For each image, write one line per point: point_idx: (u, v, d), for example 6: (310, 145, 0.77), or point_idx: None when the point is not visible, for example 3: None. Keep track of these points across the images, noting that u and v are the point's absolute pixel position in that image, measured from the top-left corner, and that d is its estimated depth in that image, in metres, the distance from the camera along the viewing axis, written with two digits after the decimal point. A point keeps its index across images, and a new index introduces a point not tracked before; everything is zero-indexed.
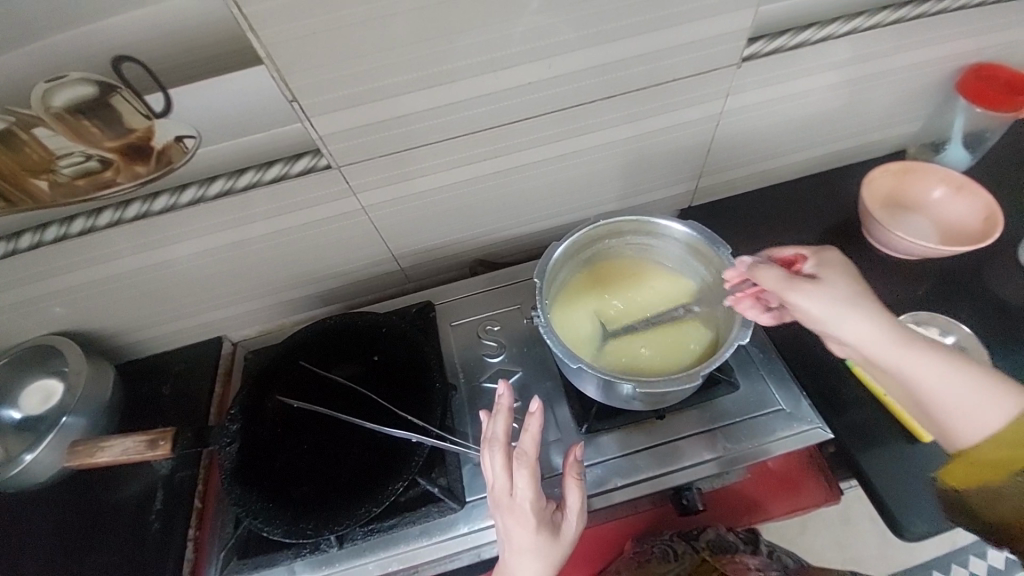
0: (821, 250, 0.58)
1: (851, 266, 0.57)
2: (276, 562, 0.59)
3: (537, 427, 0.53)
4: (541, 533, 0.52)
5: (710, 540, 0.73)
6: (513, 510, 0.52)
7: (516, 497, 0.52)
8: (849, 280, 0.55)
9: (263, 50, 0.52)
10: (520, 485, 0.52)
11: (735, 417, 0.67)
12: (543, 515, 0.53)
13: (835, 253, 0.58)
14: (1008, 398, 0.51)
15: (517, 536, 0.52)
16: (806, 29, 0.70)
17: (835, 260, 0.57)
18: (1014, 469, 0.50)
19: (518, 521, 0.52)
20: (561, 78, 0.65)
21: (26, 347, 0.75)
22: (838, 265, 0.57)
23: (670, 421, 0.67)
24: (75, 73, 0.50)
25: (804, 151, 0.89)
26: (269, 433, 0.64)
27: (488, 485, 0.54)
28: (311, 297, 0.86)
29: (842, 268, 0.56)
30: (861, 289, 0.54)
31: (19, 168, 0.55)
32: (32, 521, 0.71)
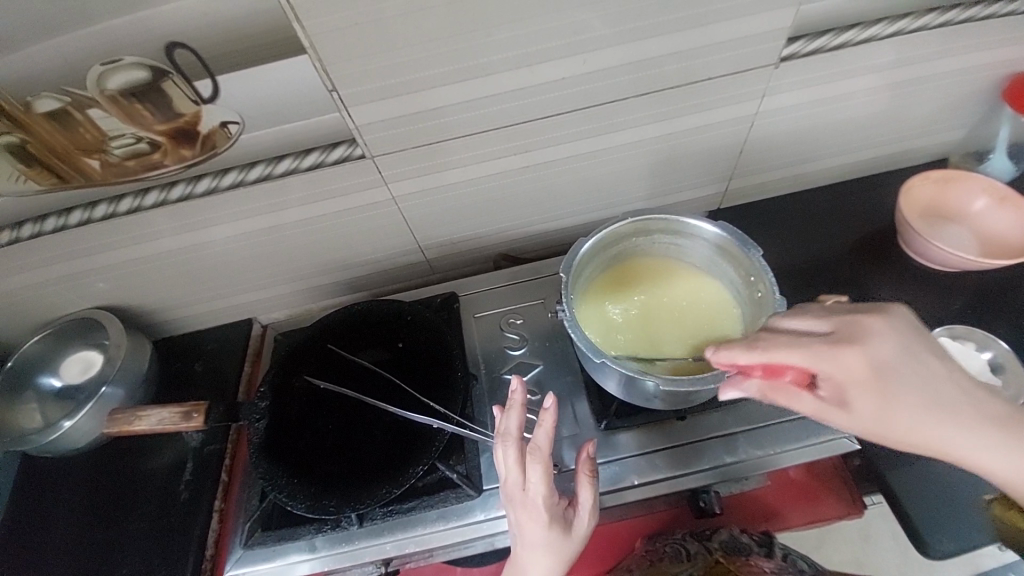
0: (835, 364, 0.49)
1: (873, 374, 0.49)
2: (298, 536, 0.61)
3: (553, 423, 0.53)
4: (553, 528, 0.53)
5: (724, 541, 0.69)
6: (525, 502, 0.53)
7: (529, 491, 0.52)
8: (878, 386, 0.49)
9: (307, 40, 0.54)
10: (534, 479, 0.52)
11: (755, 422, 0.66)
12: (554, 510, 0.53)
13: (852, 361, 0.48)
14: None
15: (528, 529, 0.53)
16: (848, 29, 0.68)
17: (863, 363, 0.48)
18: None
19: (529, 515, 0.53)
20: (593, 74, 0.65)
21: (70, 320, 0.79)
22: (866, 362, 0.48)
23: (690, 422, 0.66)
24: (131, 57, 0.52)
25: (841, 155, 0.87)
26: (295, 413, 0.66)
27: (502, 478, 0.54)
28: (338, 283, 0.88)
29: (860, 379, 0.49)
30: (890, 397, 0.49)
31: (73, 147, 0.58)
32: (72, 484, 0.75)
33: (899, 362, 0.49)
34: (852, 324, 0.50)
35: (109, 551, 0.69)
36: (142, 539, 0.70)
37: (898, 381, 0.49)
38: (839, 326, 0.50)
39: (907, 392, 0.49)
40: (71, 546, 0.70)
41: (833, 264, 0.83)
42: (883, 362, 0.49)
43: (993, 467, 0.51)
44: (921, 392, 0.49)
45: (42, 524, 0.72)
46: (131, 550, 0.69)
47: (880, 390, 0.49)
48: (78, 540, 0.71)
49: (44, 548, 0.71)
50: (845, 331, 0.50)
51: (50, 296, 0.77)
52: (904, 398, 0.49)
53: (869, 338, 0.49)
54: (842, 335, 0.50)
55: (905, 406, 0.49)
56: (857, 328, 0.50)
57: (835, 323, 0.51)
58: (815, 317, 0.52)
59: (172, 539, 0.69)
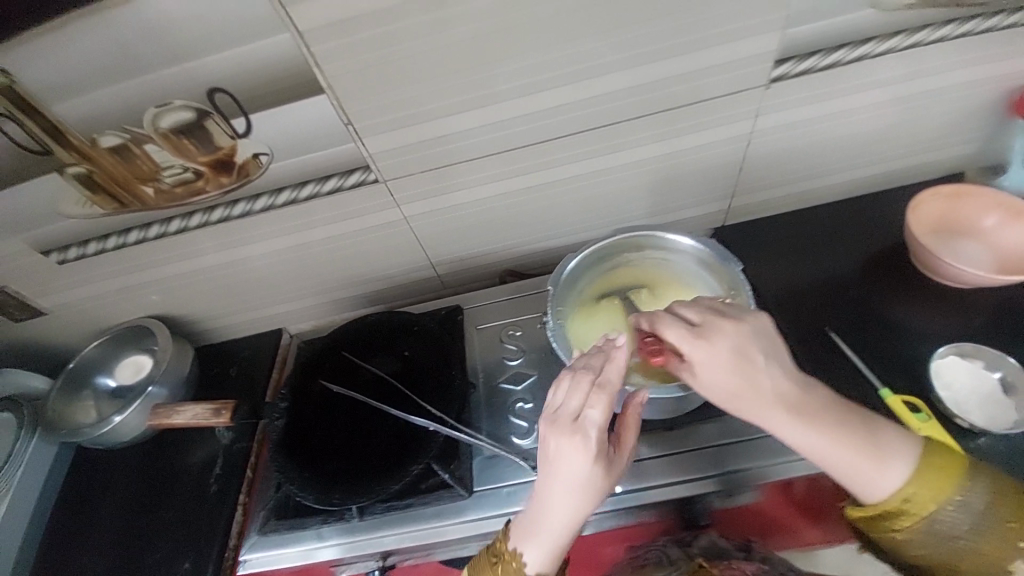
0: (690, 346, 0.57)
1: (726, 362, 0.56)
2: (306, 526, 0.66)
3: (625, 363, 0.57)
4: (598, 462, 0.55)
5: (704, 546, 0.66)
6: (579, 431, 0.55)
7: (587, 420, 0.55)
8: (729, 373, 0.56)
9: (325, 81, 0.62)
10: (596, 409, 0.55)
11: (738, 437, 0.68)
12: (602, 446, 0.56)
13: (707, 347, 0.56)
14: (894, 464, 0.55)
15: (570, 460, 0.55)
16: (839, 49, 0.69)
17: (717, 353, 0.56)
18: (945, 499, 0.54)
19: (578, 445, 0.54)
20: (584, 102, 0.71)
21: (125, 327, 0.90)
22: (720, 351, 0.56)
23: (678, 433, 0.71)
24: (180, 101, 0.61)
25: (847, 172, 0.87)
26: (309, 413, 0.71)
27: (557, 407, 0.57)
28: (357, 296, 0.95)
29: (711, 366, 0.57)
30: (746, 382, 0.56)
31: (131, 176, 0.67)
32: (120, 473, 0.84)
33: (758, 359, 0.56)
34: (716, 323, 0.58)
35: (148, 535, 0.77)
36: (176, 525, 0.77)
37: (755, 372, 0.56)
38: (709, 321, 0.58)
39: (761, 380, 0.56)
40: (117, 529, 0.79)
41: (838, 280, 0.83)
42: (736, 355, 0.56)
43: (832, 463, 0.56)
44: (774, 384, 0.56)
45: (93, 509, 0.81)
46: (167, 535, 0.76)
47: (738, 374, 0.56)
48: (122, 524, 0.79)
49: (95, 528, 0.80)
50: (717, 328, 0.57)
51: (110, 306, 0.88)
52: (758, 384, 0.56)
53: (728, 335, 0.57)
54: (710, 328, 0.58)
55: (758, 391, 0.56)
56: (718, 326, 0.57)
57: (707, 318, 0.59)
58: (695, 310, 0.60)
59: (201, 526, 0.76)
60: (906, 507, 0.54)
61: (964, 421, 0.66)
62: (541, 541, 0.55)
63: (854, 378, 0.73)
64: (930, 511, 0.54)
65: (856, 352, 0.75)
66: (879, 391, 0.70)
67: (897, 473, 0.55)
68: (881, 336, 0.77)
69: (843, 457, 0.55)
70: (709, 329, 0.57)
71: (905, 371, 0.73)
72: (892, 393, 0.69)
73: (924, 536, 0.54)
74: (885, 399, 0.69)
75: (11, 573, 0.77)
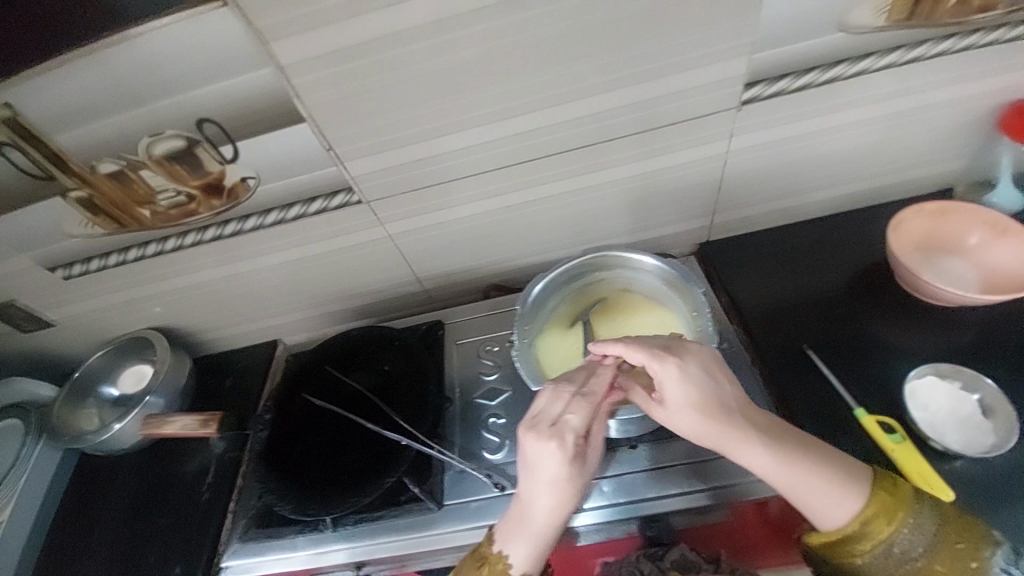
0: (657, 363, 0.58)
1: (690, 380, 0.58)
2: (284, 535, 0.69)
3: (609, 375, 0.60)
4: (575, 468, 0.57)
5: (675, 560, 0.67)
6: (559, 436, 0.56)
7: (568, 426, 0.57)
8: (693, 391, 0.58)
9: (305, 111, 0.65)
10: (576, 416, 0.57)
11: (700, 456, 0.69)
12: (579, 453, 0.58)
13: (674, 365, 0.58)
14: (852, 488, 0.56)
15: (549, 464, 0.56)
16: (809, 72, 0.70)
17: (682, 370, 0.58)
18: (902, 521, 0.54)
19: (558, 449, 0.56)
20: (557, 126, 0.73)
21: (127, 338, 0.94)
22: (686, 369, 0.58)
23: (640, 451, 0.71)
24: (171, 131, 0.65)
25: (829, 189, 0.86)
26: (291, 426, 0.74)
27: (540, 411, 0.58)
28: (348, 310, 0.98)
29: (676, 384, 0.58)
30: (708, 400, 0.58)
31: (128, 199, 0.72)
32: (120, 478, 0.88)
33: (718, 379, 0.59)
34: (680, 344, 0.61)
35: (143, 538, 0.81)
36: (169, 530, 0.81)
37: (717, 391, 0.58)
38: (674, 342, 0.61)
39: (722, 400, 0.58)
40: (115, 532, 0.83)
41: (818, 297, 0.83)
42: (699, 374, 0.58)
43: (790, 487, 0.57)
44: (733, 405, 0.58)
45: (94, 512, 0.86)
46: (160, 539, 0.80)
47: (702, 392, 0.58)
48: (120, 527, 0.83)
49: (95, 530, 0.84)
50: (675, 345, 0.60)
51: (115, 318, 0.93)
52: (720, 404, 0.58)
53: (693, 355, 0.59)
54: (675, 348, 0.60)
55: (720, 411, 0.58)
56: (682, 347, 0.60)
57: (672, 339, 0.62)
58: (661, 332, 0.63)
59: (192, 532, 0.80)
60: (865, 531, 0.54)
61: (938, 444, 0.65)
62: (525, 539, 0.57)
63: (830, 398, 0.73)
64: (888, 535, 0.54)
65: (833, 370, 0.75)
66: (854, 410, 0.71)
67: (855, 497, 0.55)
68: (859, 356, 0.76)
69: (794, 476, 0.56)
70: (675, 349, 0.60)
71: (881, 391, 0.72)
72: (867, 413, 0.70)
73: (884, 561, 0.54)
74: (860, 418, 0.69)
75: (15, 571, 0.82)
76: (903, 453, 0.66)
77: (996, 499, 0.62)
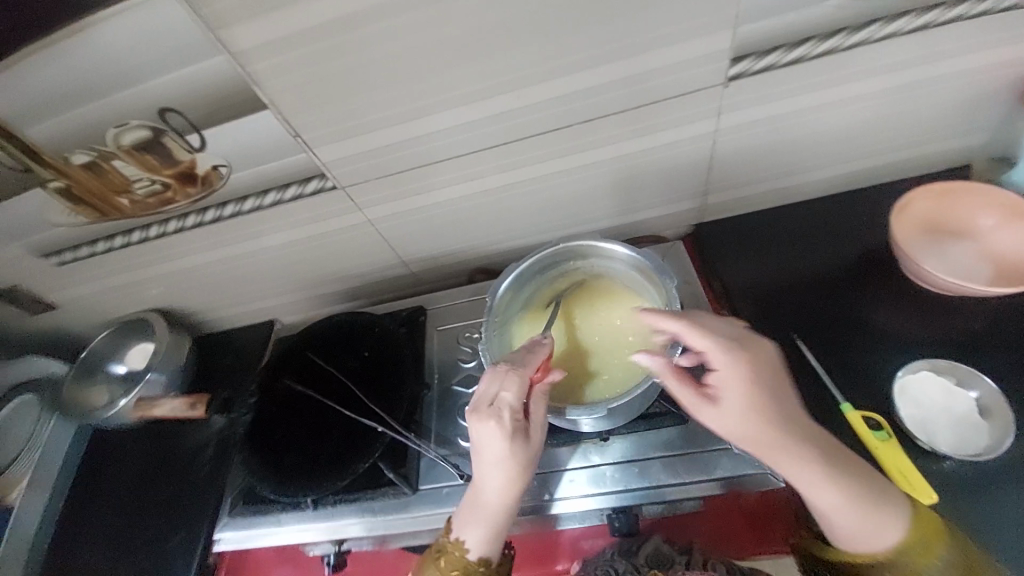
0: (727, 359, 0.56)
1: (752, 381, 0.55)
2: (269, 513, 0.72)
3: (543, 352, 0.60)
4: (514, 443, 0.57)
5: (649, 555, 0.67)
6: (494, 414, 0.57)
7: (502, 403, 0.57)
8: (755, 393, 0.55)
9: (267, 98, 0.63)
10: (509, 392, 0.57)
11: (678, 450, 0.65)
12: (519, 430, 0.58)
13: (743, 361, 0.55)
14: (898, 514, 0.54)
15: (492, 444, 0.57)
16: (801, 44, 0.63)
17: (748, 371, 0.55)
18: (936, 554, 0.53)
19: (496, 428, 0.56)
20: (529, 108, 0.69)
21: (127, 320, 0.99)
22: (751, 368, 0.55)
23: (611, 443, 0.68)
24: (136, 121, 0.64)
25: (831, 167, 0.81)
26: (275, 409, 0.77)
27: (478, 392, 0.59)
28: (337, 292, 0.99)
29: (739, 384, 0.55)
30: (768, 403, 0.55)
31: (106, 189, 0.72)
32: (128, 450, 0.94)
33: (781, 381, 0.56)
34: (746, 340, 0.58)
35: (149, 507, 0.87)
36: (172, 500, 0.86)
37: (779, 396, 0.55)
38: (741, 339, 0.58)
39: (781, 404, 0.55)
40: (125, 500, 0.89)
41: (812, 283, 0.79)
42: (762, 376, 0.56)
43: (830, 504, 0.54)
44: (789, 411, 0.55)
45: (105, 483, 0.91)
46: (165, 508, 0.86)
47: (762, 395, 0.55)
48: (129, 497, 0.89)
49: (107, 499, 0.90)
50: (743, 342, 0.57)
51: (113, 301, 0.96)
52: (779, 408, 0.55)
53: (759, 355, 0.57)
54: (740, 344, 0.57)
55: (779, 416, 0.55)
56: (750, 344, 0.58)
57: (739, 335, 0.59)
58: (725, 326, 0.60)
59: (193, 502, 0.85)
60: (897, 560, 0.54)
61: (924, 442, 0.63)
62: (480, 523, 0.59)
63: (815, 389, 0.71)
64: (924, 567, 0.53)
65: (821, 360, 0.73)
66: (839, 403, 0.68)
67: (895, 522, 0.54)
68: (851, 347, 0.73)
69: (840, 496, 0.53)
70: (744, 346, 0.57)
71: (869, 382, 0.70)
72: (852, 407, 0.67)
73: None
74: (845, 412, 0.67)
75: (36, 536, 0.87)
76: (886, 452, 0.63)
77: (978, 498, 0.60)
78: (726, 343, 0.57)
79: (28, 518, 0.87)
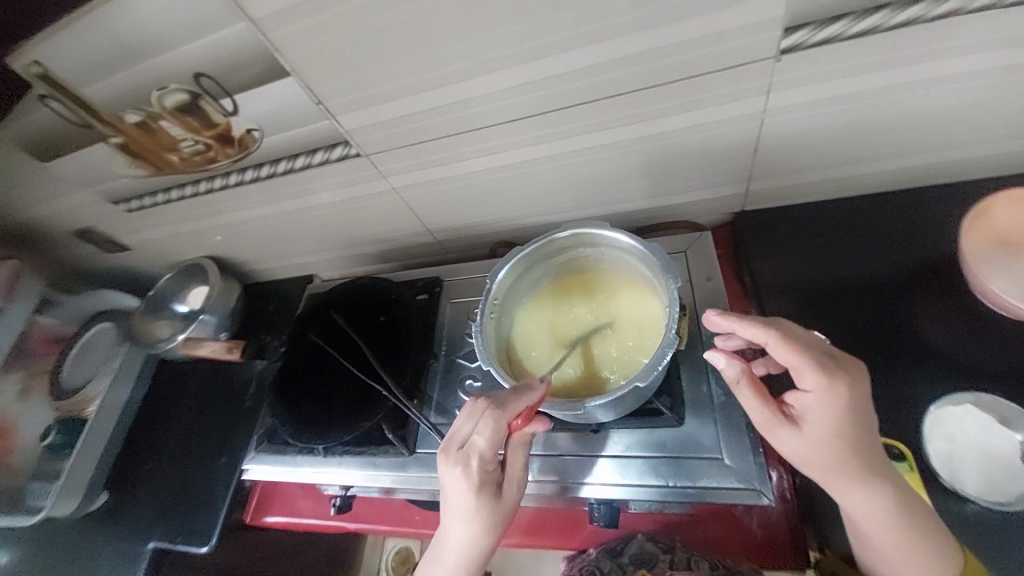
0: (820, 386, 0.49)
1: (838, 412, 0.49)
2: (287, 453, 0.80)
3: (527, 400, 0.56)
4: (481, 494, 0.57)
5: (633, 554, 0.72)
6: (463, 458, 0.56)
7: (471, 449, 0.56)
8: (840, 425, 0.50)
9: (289, 65, 0.64)
10: (481, 440, 0.55)
11: (671, 452, 0.64)
12: (486, 479, 0.57)
13: (839, 390, 0.49)
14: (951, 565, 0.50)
15: (459, 491, 0.56)
16: (874, 12, 0.52)
17: (838, 400, 0.49)
18: None
19: (464, 475, 0.56)
20: (546, 82, 0.64)
21: (184, 265, 1.10)
22: (842, 399, 0.49)
23: (603, 436, 0.68)
24: (176, 85, 0.68)
25: (902, 157, 0.69)
26: (298, 361, 0.83)
27: (451, 433, 0.58)
28: (369, 253, 1.04)
29: (825, 411, 0.50)
30: (849, 436, 0.50)
31: (158, 147, 0.78)
32: (188, 379, 1.07)
33: (868, 414, 0.50)
34: (844, 363, 0.51)
35: (200, 430, 0.99)
36: (217, 427, 0.98)
37: (865, 429, 0.50)
38: (841, 361, 0.51)
39: (863, 439, 0.50)
40: (183, 420, 1.02)
41: (855, 290, 0.72)
42: (852, 407, 0.49)
43: (874, 536, 0.52)
44: (870, 446, 0.50)
45: (168, 404, 1.06)
46: (212, 433, 0.98)
47: (846, 426, 0.49)
48: (185, 419, 1.02)
49: (169, 417, 1.04)
50: (840, 365, 0.50)
51: (176, 247, 1.07)
52: (860, 442, 0.50)
53: (855, 384, 0.50)
54: (838, 369, 0.50)
55: (857, 449, 0.50)
56: (847, 368, 0.51)
57: (840, 357, 0.51)
58: (819, 343, 0.52)
59: (235, 431, 0.96)
60: None
61: (949, 483, 0.57)
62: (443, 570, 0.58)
63: None
64: None
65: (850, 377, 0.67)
66: None
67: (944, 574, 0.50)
68: (890, 365, 0.66)
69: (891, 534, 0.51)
70: (841, 371, 0.50)
71: (901, 405, 0.63)
72: None
73: None
74: None
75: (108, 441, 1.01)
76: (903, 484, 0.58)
77: (1009, 553, 0.54)
78: (824, 365, 0.49)
79: (103, 426, 1.00)
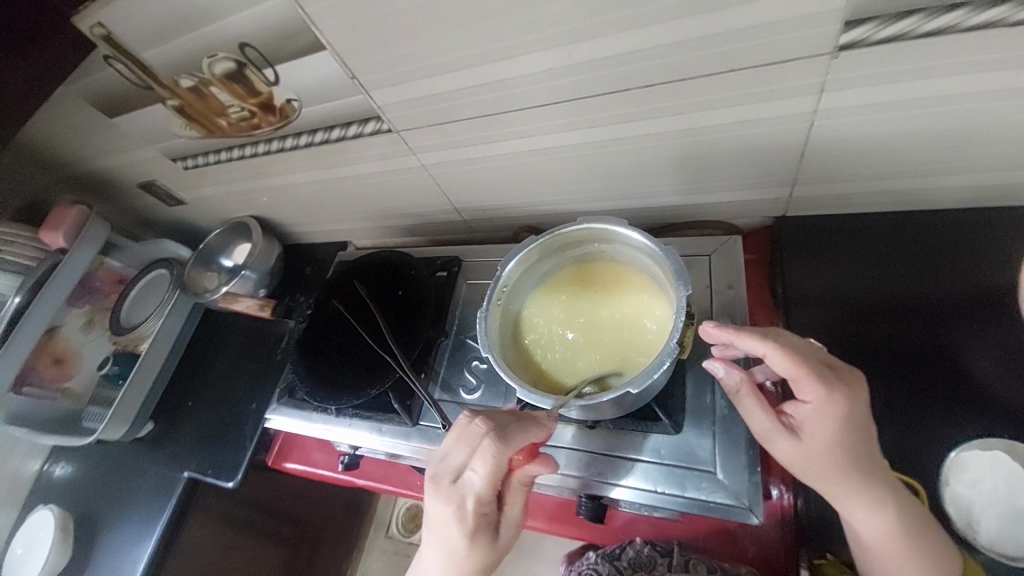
0: (816, 396, 0.48)
1: (836, 423, 0.48)
2: (304, 409, 0.86)
3: (529, 437, 0.57)
4: (474, 535, 0.55)
5: (630, 559, 0.73)
6: (457, 490, 0.55)
7: (468, 481, 0.55)
8: (839, 437, 0.48)
9: (325, 39, 0.65)
10: (477, 472, 0.55)
11: (664, 459, 0.63)
12: (481, 519, 0.56)
13: (836, 401, 0.47)
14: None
15: (449, 531, 0.55)
16: (953, 8, 0.46)
17: (837, 411, 0.47)
18: None
19: (457, 512, 0.55)
20: (578, 66, 0.61)
21: (231, 223, 1.17)
22: (840, 410, 0.47)
23: (598, 433, 0.68)
24: (223, 53, 0.71)
25: (968, 173, 0.62)
26: (321, 324, 0.88)
27: (441, 458, 0.58)
28: (398, 225, 1.06)
29: (822, 423, 0.48)
30: (846, 447, 0.48)
31: (209, 111, 0.83)
32: (230, 329, 1.16)
33: (866, 425, 0.48)
34: (841, 373, 0.49)
35: (235, 377, 1.08)
36: (251, 375, 1.06)
37: (863, 441, 0.48)
38: (838, 371, 0.49)
39: (861, 451, 0.48)
40: (222, 366, 1.11)
41: (892, 314, 0.67)
42: (849, 418, 0.48)
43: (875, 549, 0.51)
44: (869, 458, 0.49)
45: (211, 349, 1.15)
46: (245, 380, 1.07)
47: (843, 437, 0.48)
48: (224, 364, 1.12)
49: (211, 361, 1.13)
50: (837, 373, 0.49)
51: (225, 205, 1.14)
52: (857, 455, 0.48)
53: (853, 395, 0.48)
54: (835, 380, 0.48)
55: (853, 463, 0.48)
56: (845, 379, 0.49)
57: (837, 367, 0.49)
58: (817, 350, 0.50)
59: (266, 381, 1.04)
60: None
61: (962, 528, 0.55)
62: None
63: None
64: None
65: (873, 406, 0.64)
66: None
67: None
68: (921, 400, 0.62)
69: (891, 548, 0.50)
70: (839, 380, 0.48)
71: (922, 441, 0.60)
72: None
73: None
74: None
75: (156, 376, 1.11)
76: None
77: None
78: (821, 375, 0.48)
79: (156, 362, 1.10)
